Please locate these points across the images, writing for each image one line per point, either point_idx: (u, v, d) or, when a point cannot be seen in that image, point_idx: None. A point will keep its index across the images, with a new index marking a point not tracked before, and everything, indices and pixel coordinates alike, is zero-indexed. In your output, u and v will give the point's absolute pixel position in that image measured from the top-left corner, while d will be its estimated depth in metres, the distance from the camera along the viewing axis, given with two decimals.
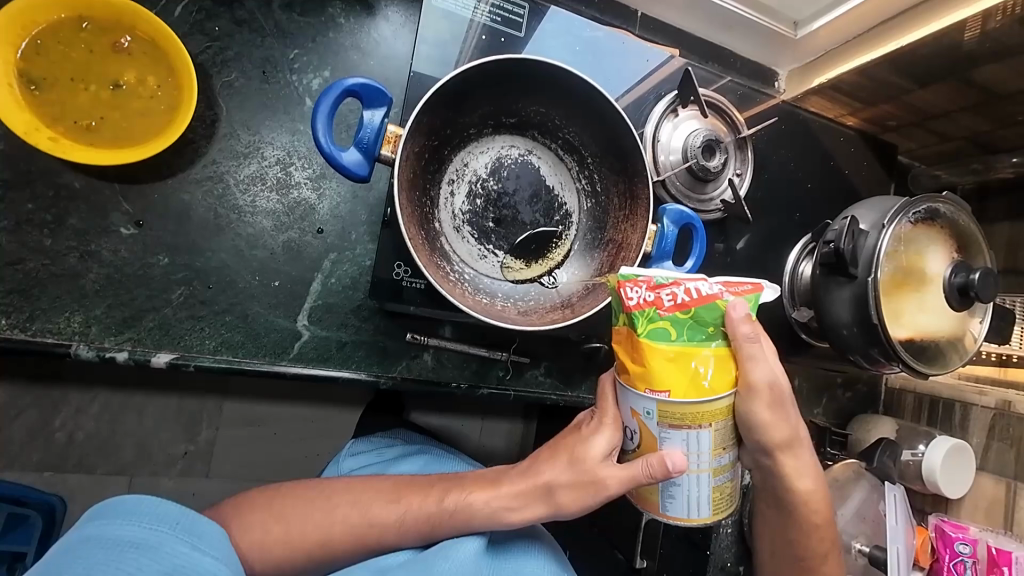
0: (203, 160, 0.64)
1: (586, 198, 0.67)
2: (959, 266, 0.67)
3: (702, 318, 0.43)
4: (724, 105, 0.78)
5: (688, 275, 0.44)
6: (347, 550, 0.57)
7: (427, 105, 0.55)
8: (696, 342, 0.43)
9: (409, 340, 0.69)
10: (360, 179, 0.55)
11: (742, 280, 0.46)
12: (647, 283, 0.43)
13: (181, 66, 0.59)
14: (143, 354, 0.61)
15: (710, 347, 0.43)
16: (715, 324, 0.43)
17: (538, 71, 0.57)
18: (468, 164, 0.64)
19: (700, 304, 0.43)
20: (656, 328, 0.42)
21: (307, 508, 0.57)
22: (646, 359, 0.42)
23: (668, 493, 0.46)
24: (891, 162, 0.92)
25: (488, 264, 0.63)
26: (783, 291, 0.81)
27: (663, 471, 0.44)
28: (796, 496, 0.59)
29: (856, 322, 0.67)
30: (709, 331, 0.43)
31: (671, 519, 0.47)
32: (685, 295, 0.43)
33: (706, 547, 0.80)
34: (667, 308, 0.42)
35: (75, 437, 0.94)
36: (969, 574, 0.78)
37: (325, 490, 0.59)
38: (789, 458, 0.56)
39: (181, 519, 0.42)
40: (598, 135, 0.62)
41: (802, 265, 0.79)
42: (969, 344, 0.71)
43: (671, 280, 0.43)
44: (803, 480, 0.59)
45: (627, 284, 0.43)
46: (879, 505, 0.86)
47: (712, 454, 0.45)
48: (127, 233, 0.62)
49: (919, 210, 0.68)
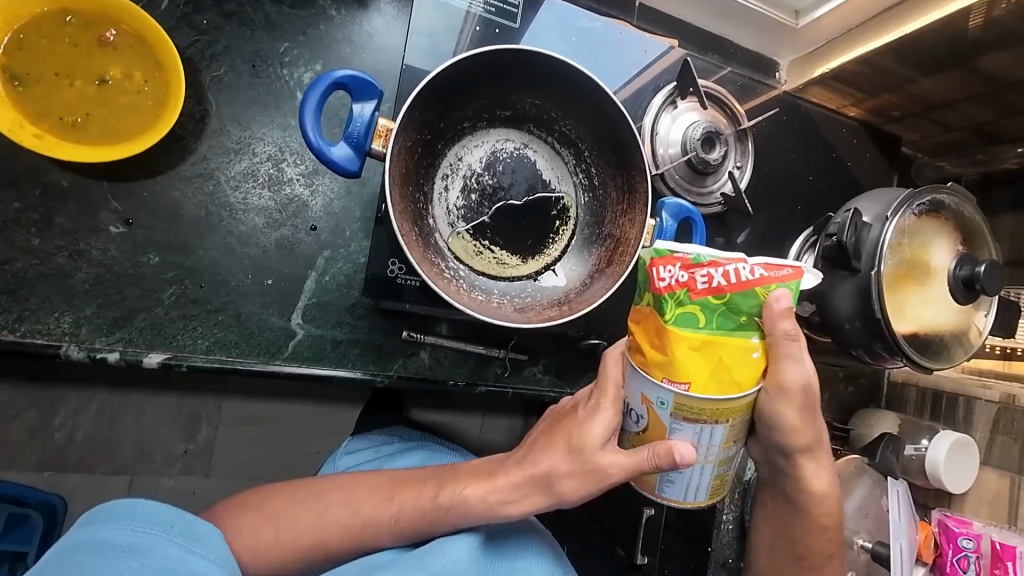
0: (194, 156, 0.63)
1: (584, 192, 0.65)
2: (964, 259, 0.66)
3: (736, 305, 0.40)
4: (724, 96, 0.76)
5: (728, 254, 0.40)
6: (344, 549, 0.56)
7: (419, 97, 0.53)
8: (725, 331, 0.40)
9: (405, 337, 0.67)
10: (350, 174, 0.54)
11: (784, 263, 0.42)
12: (681, 261, 0.40)
13: (168, 61, 0.57)
14: (134, 354, 0.60)
15: (740, 337, 0.41)
16: (749, 313, 0.40)
17: (533, 62, 0.56)
18: (462, 158, 0.63)
19: (736, 290, 0.39)
20: (684, 313, 0.40)
21: (302, 507, 0.56)
22: (668, 346, 0.40)
23: (668, 478, 0.45)
24: (894, 153, 0.90)
25: (484, 261, 0.62)
26: None
27: (670, 461, 0.43)
28: (811, 495, 0.59)
29: (859, 317, 0.66)
30: (742, 319, 0.40)
31: (666, 500, 0.47)
32: (722, 278, 0.39)
33: (707, 543, 0.82)
34: (699, 291, 0.39)
35: (74, 437, 0.94)
36: (972, 569, 0.77)
37: (319, 489, 0.58)
38: (808, 458, 0.57)
39: (176, 521, 0.42)
40: (595, 127, 0.61)
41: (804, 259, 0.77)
42: (974, 338, 0.70)
43: (710, 259, 0.40)
44: (819, 480, 0.59)
45: (658, 263, 0.40)
46: (882, 500, 0.84)
47: (722, 446, 0.44)
48: (116, 232, 0.61)
49: (924, 202, 0.67)
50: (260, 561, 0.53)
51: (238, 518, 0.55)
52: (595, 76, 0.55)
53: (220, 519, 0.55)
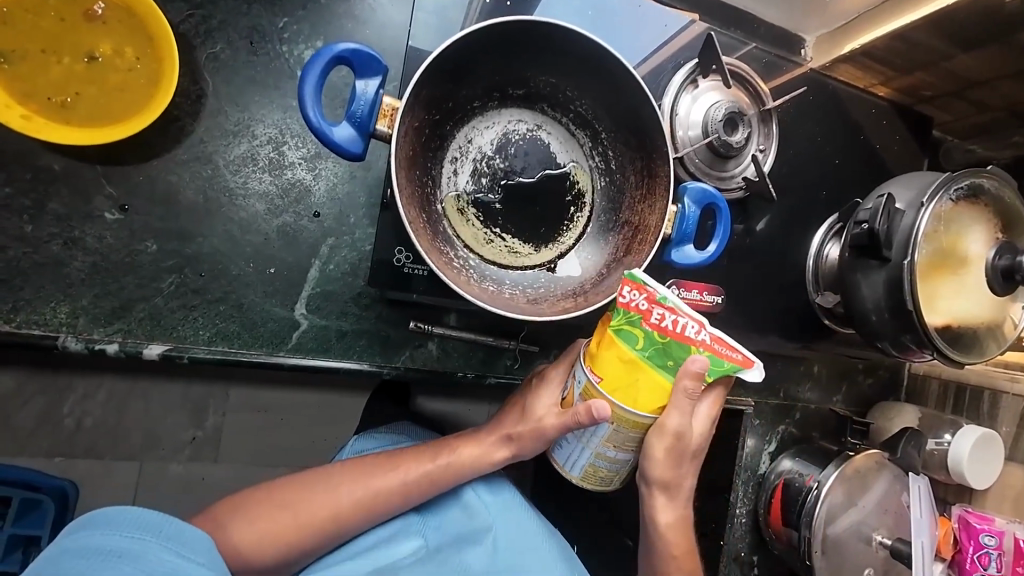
0: (190, 139, 0.60)
1: (600, 176, 0.62)
2: (1005, 247, 0.63)
3: (669, 349, 0.45)
4: (748, 74, 0.72)
5: (689, 309, 0.45)
6: (359, 521, 0.54)
7: (426, 73, 0.50)
8: (651, 363, 0.46)
9: (413, 328, 0.65)
10: (355, 158, 0.51)
11: (734, 350, 0.47)
12: (648, 293, 0.45)
13: (160, 36, 0.54)
14: (134, 346, 0.58)
15: (659, 373, 0.46)
16: (675, 360, 0.46)
17: (550, 36, 0.52)
18: (472, 140, 0.59)
19: (676, 338, 0.45)
20: (628, 330, 0.46)
21: (308, 491, 0.54)
22: (604, 344, 0.47)
23: (559, 441, 0.53)
24: (925, 135, 0.86)
25: (495, 249, 0.59)
26: (807, 274, 0.78)
27: (588, 417, 0.47)
28: (656, 526, 0.61)
29: (888, 307, 0.62)
30: (667, 362, 0.46)
31: (552, 458, 0.54)
32: (669, 323, 0.45)
33: (722, 537, 0.79)
34: (649, 321, 0.45)
35: (82, 424, 0.93)
36: (994, 566, 0.75)
37: (326, 471, 0.56)
38: (662, 492, 0.60)
39: (165, 527, 0.40)
40: (614, 106, 0.57)
41: (828, 248, 0.76)
42: (1009, 331, 0.67)
43: (671, 304, 0.45)
44: (663, 511, 0.61)
45: (629, 282, 0.46)
46: (902, 495, 0.79)
47: (602, 442, 0.49)
48: (112, 218, 0.58)
49: (963, 186, 0.63)
50: (262, 554, 0.52)
51: (240, 510, 0.53)
52: (623, 58, 0.51)
53: (219, 516, 0.53)
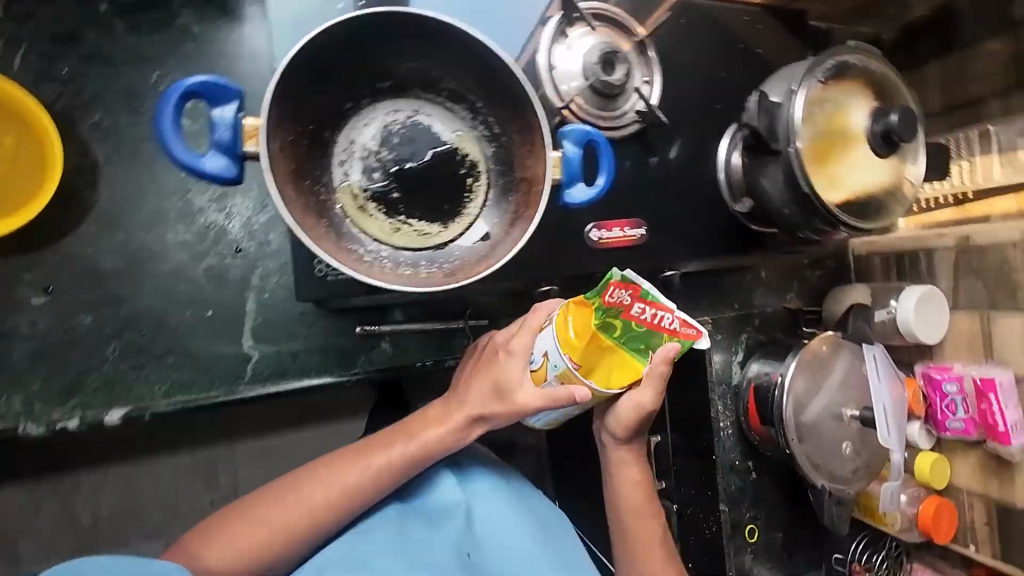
0: (94, 211, 0.62)
1: (488, 143, 0.64)
2: (879, 113, 0.66)
3: (642, 337, 0.56)
4: (615, 16, 0.76)
5: (667, 304, 0.55)
6: (332, 519, 0.58)
7: (281, 86, 0.52)
8: (630, 350, 0.57)
9: (360, 332, 0.68)
10: (232, 182, 0.52)
11: (691, 326, 0.56)
12: (632, 291, 0.53)
13: (28, 111, 0.56)
14: (94, 415, 0.60)
15: (636, 356, 0.57)
16: (648, 347, 0.57)
17: (391, 21, 0.55)
18: (355, 140, 0.62)
19: (653, 329, 0.55)
20: (609, 321, 0.55)
21: (281, 503, 0.57)
22: (585, 334, 0.56)
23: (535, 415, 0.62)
24: (805, 26, 0.88)
25: (405, 236, 0.61)
26: (723, 186, 0.80)
27: (571, 400, 0.57)
28: (619, 480, 0.73)
29: (792, 200, 0.66)
30: (641, 347, 0.57)
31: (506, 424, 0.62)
32: (652, 317, 0.54)
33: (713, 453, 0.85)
34: (632, 314, 0.55)
35: (99, 517, 0.94)
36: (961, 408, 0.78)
37: (296, 477, 0.59)
38: (626, 447, 0.72)
39: (131, 565, 0.49)
40: (474, 75, 0.60)
41: (733, 155, 0.78)
42: (908, 189, 0.70)
43: (655, 300, 0.54)
44: (627, 464, 0.73)
45: (617, 284, 0.53)
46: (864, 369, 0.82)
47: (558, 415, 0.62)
48: (41, 303, 0.60)
49: (827, 68, 0.66)
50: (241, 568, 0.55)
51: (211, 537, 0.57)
52: (488, 40, 0.55)
53: (198, 545, 0.56)
